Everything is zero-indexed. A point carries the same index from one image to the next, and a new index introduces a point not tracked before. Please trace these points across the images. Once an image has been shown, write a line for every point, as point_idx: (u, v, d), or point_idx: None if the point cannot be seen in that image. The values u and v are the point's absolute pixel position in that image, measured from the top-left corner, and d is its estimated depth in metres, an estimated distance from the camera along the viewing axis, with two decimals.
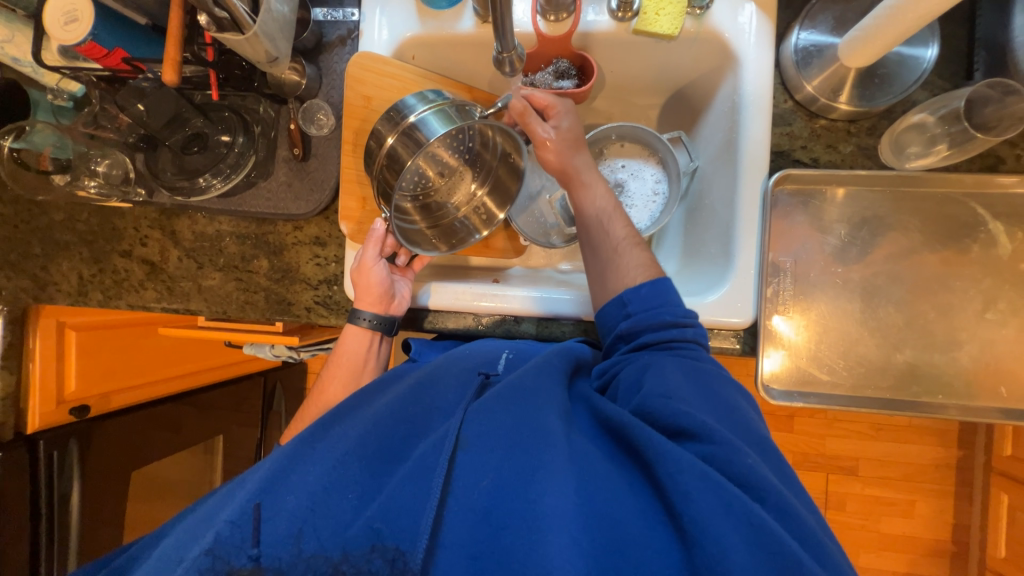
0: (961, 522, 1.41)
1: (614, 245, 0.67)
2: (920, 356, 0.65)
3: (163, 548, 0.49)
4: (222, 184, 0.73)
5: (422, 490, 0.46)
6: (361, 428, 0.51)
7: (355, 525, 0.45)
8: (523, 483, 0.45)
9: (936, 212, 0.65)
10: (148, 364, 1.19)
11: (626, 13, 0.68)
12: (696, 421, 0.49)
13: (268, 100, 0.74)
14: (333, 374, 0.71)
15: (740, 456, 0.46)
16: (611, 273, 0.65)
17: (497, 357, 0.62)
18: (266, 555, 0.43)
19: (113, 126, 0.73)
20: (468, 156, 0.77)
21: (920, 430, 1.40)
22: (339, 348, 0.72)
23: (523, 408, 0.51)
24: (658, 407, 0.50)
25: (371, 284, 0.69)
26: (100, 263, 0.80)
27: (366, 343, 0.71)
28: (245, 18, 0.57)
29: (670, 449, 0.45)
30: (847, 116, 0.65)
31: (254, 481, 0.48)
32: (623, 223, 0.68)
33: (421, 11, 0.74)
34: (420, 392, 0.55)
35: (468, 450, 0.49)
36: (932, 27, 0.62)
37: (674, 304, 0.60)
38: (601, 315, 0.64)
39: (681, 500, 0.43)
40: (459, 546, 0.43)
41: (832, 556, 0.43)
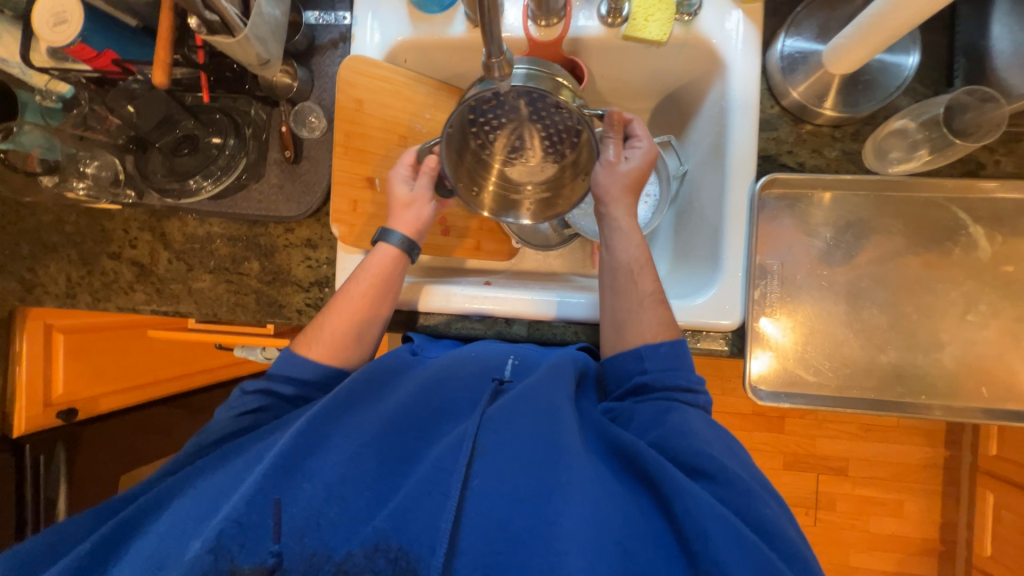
0: (948, 522, 1.43)
1: (641, 299, 0.63)
2: (904, 357, 0.66)
3: (165, 527, 0.47)
4: (213, 185, 0.73)
5: (438, 500, 0.48)
6: (374, 426, 0.52)
7: (368, 527, 0.46)
8: (541, 502, 0.47)
9: (918, 217, 0.66)
10: (137, 367, 1.19)
11: (615, 19, 0.69)
12: (716, 463, 0.50)
13: (260, 102, 0.74)
14: (355, 284, 0.65)
15: (756, 503, 0.48)
16: (630, 322, 0.62)
17: (502, 363, 0.62)
18: (285, 551, 0.44)
19: (103, 128, 0.73)
20: (553, 155, 0.68)
21: (909, 430, 1.42)
22: (368, 266, 0.67)
23: (543, 426, 0.52)
24: (679, 446, 0.52)
25: (420, 219, 0.70)
26: (89, 265, 0.80)
27: (397, 265, 0.67)
28: (236, 21, 0.57)
29: (689, 486, 0.47)
30: (832, 122, 0.67)
31: (257, 472, 0.47)
32: (652, 277, 0.65)
33: (413, 14, 0.74)
34: (431, 394, 0.57)
35: (484, 461, 0.50)
36: (913, 36, 0.63)
37: (689, 368, 0.60)
38: (615, 361, 0.62)
39: (699, 538, 0.44)
40: (476, 556, 0.45)
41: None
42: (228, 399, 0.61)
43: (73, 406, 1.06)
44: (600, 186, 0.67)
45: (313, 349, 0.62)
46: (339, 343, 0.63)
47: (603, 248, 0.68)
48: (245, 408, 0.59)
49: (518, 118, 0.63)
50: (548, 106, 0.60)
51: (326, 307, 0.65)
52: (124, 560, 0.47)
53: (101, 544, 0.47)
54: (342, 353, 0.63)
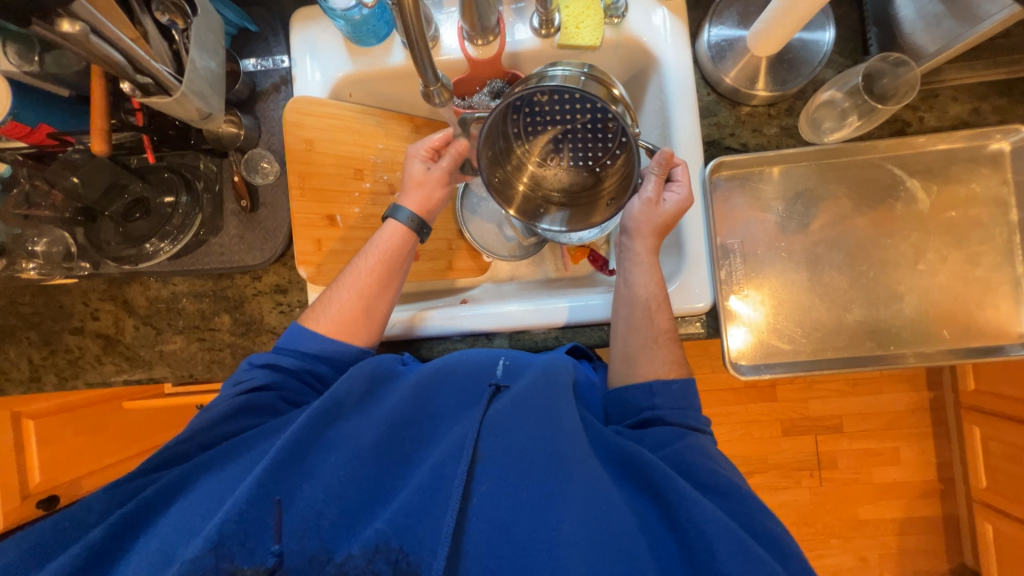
0: (943, 460, 1.48)
1: (654, 336, 0.64)
2: (869, 313, 0.69)
3: (173, 522, 0.49)
4: (171, 246, 0.71)
5: (439, 504, 0.49)
6: (372, 437, 0.53)
7: (369, 530, 0.47)
8: (542, 504, 0.48)
9: (859, 178, 0.70)
10: (118, 441, 1.15)
11: (548, 30, 0.70)
12: (726, 480, 0.52)
13: (208, 155, 0.73)
14: (365, 256, 0.68)
15: (764, 521, 0.50)
16: (644, 358, 0.63)
17: (493, 365, 0.62)
18: (287, 552, 0.45)
19: (48, 203, 0.70)
20: (584, 168, 0.66)
21: (893, 379, 1.47)
22: (376, 242, 0.69)
23: (546, 426, 0.53)
24: (690, 462, 0.53)
25: (430, 200, 0.71)
26: (50, 344, 0.77)
27: (406, 243, 0.69)
28: (170, 80, 0.57)
29: (695, 497, 0.48)
30: (766, 101, 0.70)
31: (258, 475, 0.48)
32: (667, 316, 0.65)
33: (351, 49, 0.75)
34: (426, 400, 0.58)
35: (485, 465, 0.51)
36: (826, 12, 0.67)
37: (695, 409, 0.61)
38: (629, 392, 0.62)
39: (703, 547, 0.45)
40: (477, 556, 0.46)
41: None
42: (235, 370, 0.64)
43: (53, 494, 1.02)
44: (631, 219, 0.67)
45: (325, 321, 0.66)
46: (349, 318, 0.66)
47: (619, 280, 0.69)
48: (253, 381, 0.61)
49: (561, 119, 0.61)
50: (591, 109, 0.58)
51: (337, 282, 0.68)
52: (135, 550, 0.48)
53: (112, 530, 0.48)
54: (348, 327, 0.66)
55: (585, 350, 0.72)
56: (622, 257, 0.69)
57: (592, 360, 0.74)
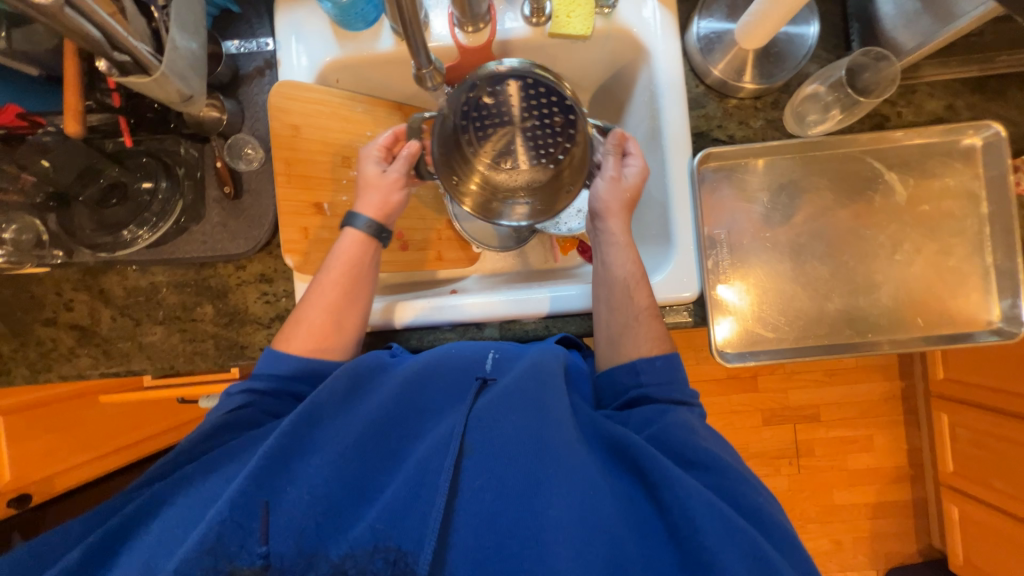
0: (913, 447, 1.55)
1: (636, 314, 0.64)
2: (848, 302, 0.71)
3: (158, 532, 0.48)
4: (149, 233, 0.69)
5: (426, 498, 0.49)
6: (357, 434, 0.52)
7: (358, 528, 0.47)
8: (529, 492, 0.48)
9: (841, 171, 0.72)
10: (93, 437, 1.12)
11: (539, 18, 0.71)
12: (708, 454, 0.53)
13: (189, 140, 0.71)
14: (328, 271, 0.66)
15: (745, 492, 0.52)
16: (627, 338, 0.63)
17: (483, 359, 0.62)
18: (273, 553, 0.46)
19: (16, 188, 0.67)
20: (533, 163, 0.69)
21: (867, 369, 1.52)
22: (336, 254, 0.67)
23: (531, 417, 0.53)
24: (674, 438, 0.55)
25: (388, 203, 0.69)
26: (21, 336, 0.74)
27: (367, 251, 0.68)
28: (150, 59, 0.55)
29: (679, 476, 0.49)
30: (752, 94, 0.71)
31: (244, 477, 0.47)
32: (647, 293, 0.65)
33: (338, 34, 0.73)
34: (412, 396, 0.57)
35: (473, 458, 0.51)
36: (811, 7, 0.69)
37: (683, 383, 0.62)
38: (614, 375, 0.63)
39: (687, 525, 0.46)
40: (466, 548, 0.46)
41: (797, 553, 0.50)
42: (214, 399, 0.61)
43: (24, 493, 1.03)
44: (599, 198, 0.67)
45: (295, 342, 0.63)
46: (320, 335, 0.63)
47: (597, 266, 0.68)
48: (229, 407, 0.58)
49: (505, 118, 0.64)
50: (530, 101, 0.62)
51: (303, 300, 0.66)
52: (120, 563, 0.47)
53: (89, 552, 0.47)
54: (322, 346, 0.63)
55: (574, 338, 0.73)
56: (597, 241, 0.69)
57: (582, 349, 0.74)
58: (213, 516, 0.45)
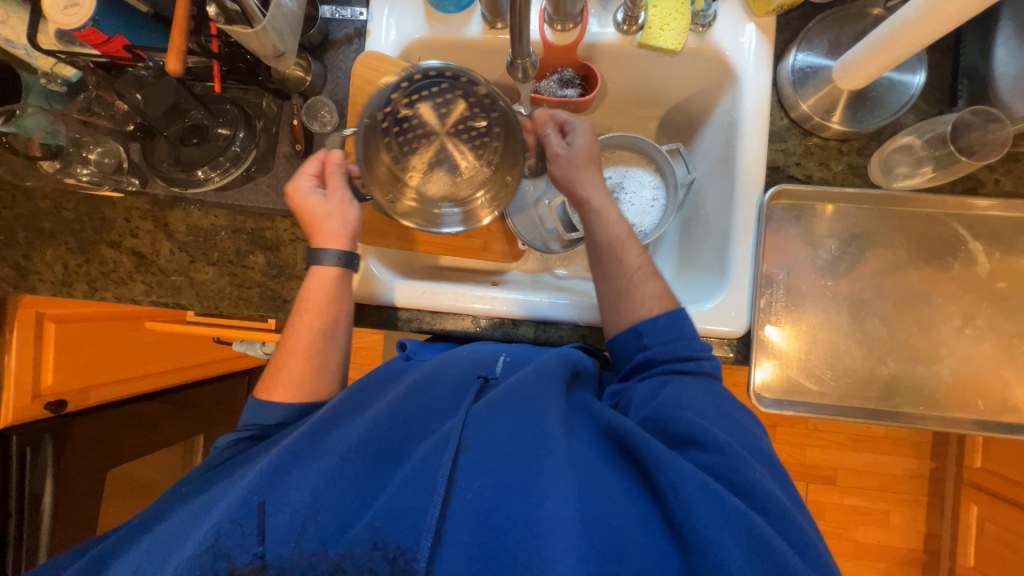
0: (932, 532, 1.46)
1: (629, 275, 0.65)
2: (903, 369, 0.67)
3: (172, 530, 0.49)
4: (220, 177, 0.72)
5: (425, 492, 0.48)
6: (362, 427, 0.53)
7: (358, 526, 0.46)
8: (524, 487, 0.47)
9: (920, 231, 0.68)
10: (127, 359, 1.22)
11: (631, 26, 0.70)
12: (702, 429, 0.52)
13: (271, 95, 0.74)
14: (298, 324, 0.65)
15: (745, 468, 0.49)
16: (625, 302, 0.65)
17: (494, 361, 0.64)
18: (269, 552, 0.44)
19: (108, 115, 0.72)
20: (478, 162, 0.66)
21: (896, 442, 1.44)
22: (302, 295, 0.66)
23: (528, 418, 0.52)
24: (668, 416, 0.54)
25: (347, 223, 0.66)
26: (87, 254, 0.78)
27: (336, 284, 0.66)
28: (256, 12, 0.57)
29: (670, 459, 0.48)
30: (839, 136, 0.68)
31: (252, 478, 0.49)
32: (637, 249, 0.67)
33: (429, 14, 0.74)
34: (414, 399, 0.57)
35: (470, 455, 0.50)
36: (920, 55, 0.65)
37: (690, 337, 0.61)
38: (616, 343, 0.65)
39: (682, 508, 0.46)
40: (461, 547, 0.45)
41: (804, 532, 0.47)
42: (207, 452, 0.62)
43: (61, 398, 1.08)
44: (562, 175, 0.70)
45: (278, 390, 0.62)
46: (296, 382, 0.63)
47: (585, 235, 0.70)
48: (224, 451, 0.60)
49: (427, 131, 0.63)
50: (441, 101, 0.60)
51: (279, 352, 0.65)
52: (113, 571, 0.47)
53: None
54: (305, 388, 0.63)
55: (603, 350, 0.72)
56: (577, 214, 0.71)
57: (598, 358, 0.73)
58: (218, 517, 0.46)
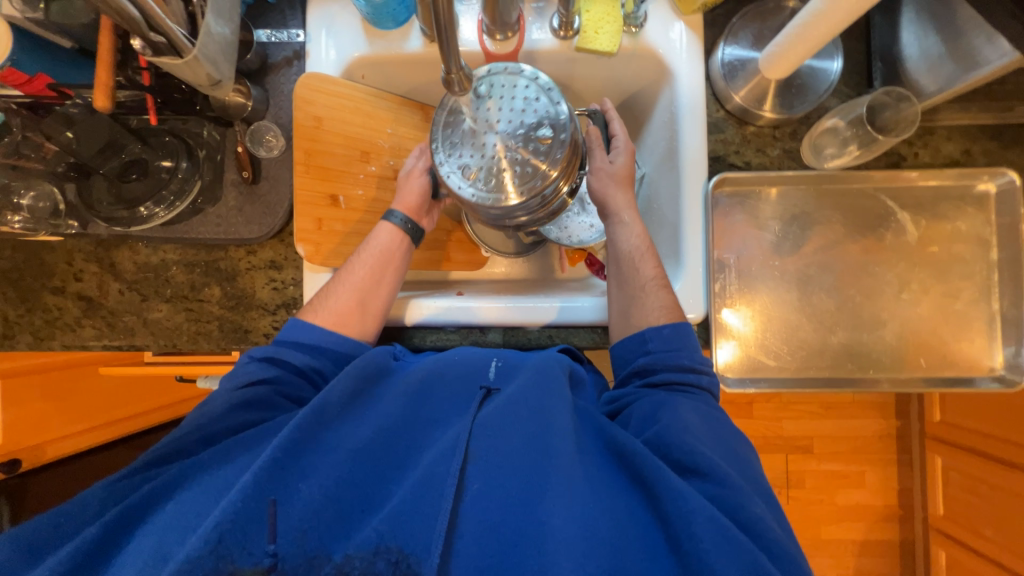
0: (904, 487, 1.54)
1: (643, 284, 0.66)
2: (852, 337, 0.71)
3: (165, 523, 0.46)
4: (166, 212, 0.69)
5: (434, 501, 0.48)
6: (367, 432, 0.52)
7: (365, 530, 0.46)
8: (531, 502, 0.48)
9: (853, 206, 0.72)
10: (86, 408, 1.17)
11: (567, 32, 0.72)
12: (709, 460, 0.52)
13: (212, 123, 0.73)
14: (361, 264, 0.67)
15: (747, 503, 0.49)
16: (634, 309, 0.66)
17: (487, 365, 0.62)
18: (280, 553, 0.44)
19: (39, 156, 0.69)
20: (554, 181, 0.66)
21: (863, 405, 1.51)
22: (367, 243, 0.70)
23: (538, 428, 0.53)
24: (675, 442, 0.53)
25: (415, 194, 0.72)
26: (28, 302, 0.74)
27: (399, 246, 0.70)
28: (184, 42, 0.56)
29: (681, 486, 0.48)
30: (772, 123, 0.71)
31: (258, 462, 0.46)
32: (654, 263, 0.68)
33: (368, 31, 0.74)
34: (418, 405, 0.57)
35: (477, 464, 0.50)
36: (836, 43, 0.70)
37: (692, 350, 0.62)
38: (620, 347, 0.66)
39: (687, 536, 0.45)
40: (470, 558, 0.45)
41: (796, 566, 0.48)
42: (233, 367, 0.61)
43: (15, 458, 1.08)
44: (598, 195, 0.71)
45: (322, 317, 0.65)
46: (344, 315, 0.65)
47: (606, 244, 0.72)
48: (248, 380, 0.59)
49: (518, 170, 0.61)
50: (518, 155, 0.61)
51: (331, 283, 0.67)
52: (131, 547, 0.46)
53: (90, 546, 0.45)
54: (346, 327, 0.65)
55: (576, 350, 0.71)
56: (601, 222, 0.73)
57: (584, 365, 0.72)
58: (217, 516, 0.43)
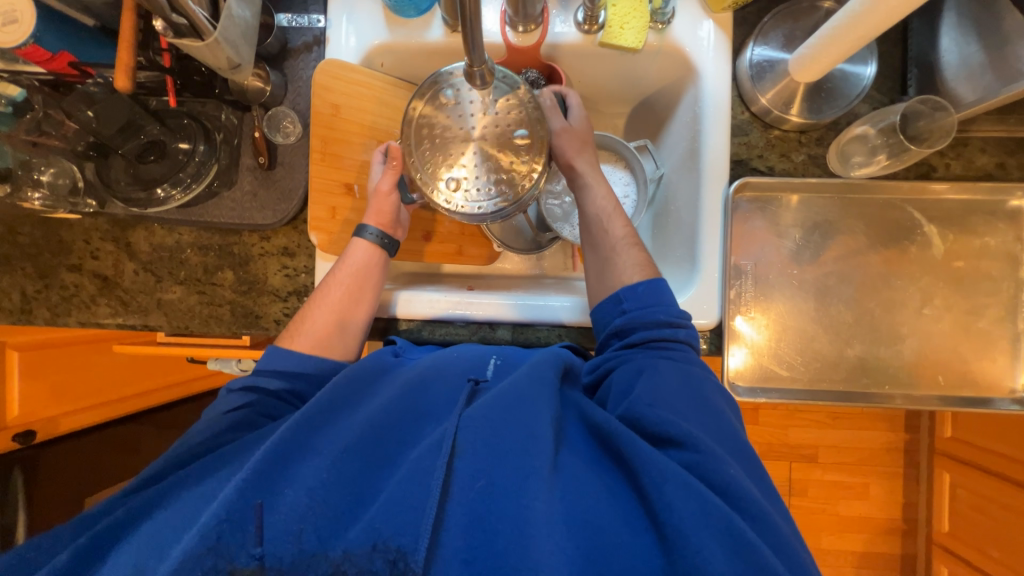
0: (909, 501, 1.52)
1: (614, 244, 0.67)
2: (868, 351, 0.70)
3: (149, 535, 0.47)
4: (182, 194, 0.70)
5: (419, 490, 0.47)
6: (356, 428, 0.52)
7: (355, 530, 0.46)
8: (511, 490, 0.47)
9: (878, 217, 0.70)
10: (99, 384, 1.19)
11: (591, 26, 0.70)
12: (682, 429, 0.51)
13: (230, 107, 0.72)
14: (335, 282, 0.67)
15: (722, 466, 0.48)
16: (607, 271, 0.67)
17: (484, 365, 0.62)
18: (268, 554, 0.44)
19: (59, 134, 0.68)
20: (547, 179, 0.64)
21: (873, 417, 1.49)
22: (342, 260, 0.69)
23: (518, 417, 0.52)
24: (645, 413, 0.53)
25: (385, 212, 0.70)
26: (46, 278, 0.75)
27: (375, 258, 0.69)
28: (205, 24, 0.55)
29: (658, 459, 0.48)
30: (798, 127, 0.69)
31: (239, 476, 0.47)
32: (623, 222, 0.69)
33: (389, 18, 0.73)
34: (402, 392, 0.56)
35: (463, 458, 0.49)
36: (871, 46, 0.67)
37: (668, 304, 0.62)
38: (597, 313, 0.65)
39: (665, 510, 0.45)
40: (454, 549, 0.45)
41: (779, 532, 0.47)
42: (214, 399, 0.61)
43: (30, 429, 1.09)
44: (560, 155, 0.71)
45: (299, 342, 0.64)
46: (320, 334, 0.65)
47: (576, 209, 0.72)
48: (231, 406, 0.59)
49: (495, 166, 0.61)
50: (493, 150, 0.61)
51: (308, 305, 0.67)
52: (114, 558, 0.46)
53: (89, 544, 0.47)
54: (323, 348, 0.65)
55: (578, 348, 0.71)
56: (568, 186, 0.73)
57: (587, 359, 0.73)
58: (209, 517, 0.44)
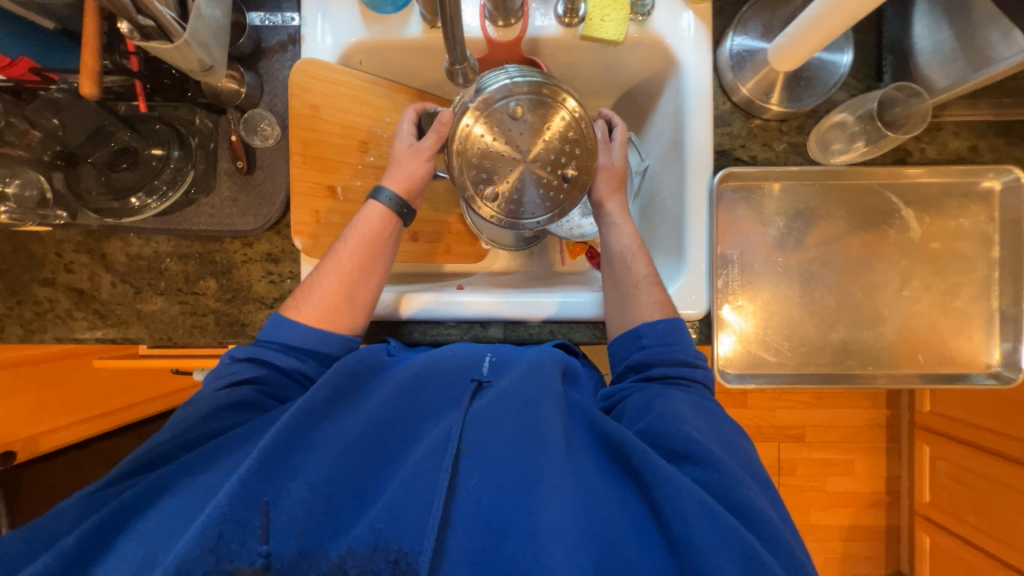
0: (892, 475, 1.57)
1: (636, 281, 0.66)
2: (851, 334, 0.72)
3: (151, 530, 0.46)
4: (159, 202, 0.68)
5: (427, 491, 0.48)
6: (357, 425, 0.52)
7: (359, 527, 0.46)
8: (522, 492, 0.48)
9: (857, 202, 0.72)
10: (80, 399, 1.16)
11: (572, 19, 0.70)
12: (700, 446, 0.52)
13: (205, 110, 0.70)
14: (347, 250, 0.64)
15: (737, 487, 0.49)
16: (628, 307, 0.66)
17: (480, 361, 0.61)
18: (274, 553, 0.44)
19: (23, 143, 0.65)
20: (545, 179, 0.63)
21: (856, 395, 1.54)
22: (354, 225, 0.66)
23: (527, 422, 0.52)
24: (664, 430, 0.53)
25: (412, 177, 0.67)
26: (18, 294, 0.72)
27: (388, 227, 0.66)
28: (173, 25, 0.53)
29: (671, 472, 0.48)
30: (779, 116, 0.70)
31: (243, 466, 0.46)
32: (646, 261, 0.67)
33: (365, 15, 0.71)
34: (410, 399, 0.56)
35: (469, 460, 0.50)
36: (847, 34, 0.68)
37: (689, 345, 0.62)
38: (615, 343, 0.65)
39: (678, 521, 0.46)
40: (460, 551, 0.45)
41: (792, 555, 0.47)
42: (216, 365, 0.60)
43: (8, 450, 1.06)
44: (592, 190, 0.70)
45: (306, 310, 0.62)
46: (329, 304, 0.62)
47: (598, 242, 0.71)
48: (230, 382, 0.57)
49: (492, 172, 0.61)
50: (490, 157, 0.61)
51: (318, 268, 0.64)
52: (113, 555, 0.45)
53: (77, 546, 0.45)
54: (332, 319, 0.62)
55: (572, 346, 0.72)
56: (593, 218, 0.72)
57: (579, 357, 0.73)
58: (209, 517, 0.42)
